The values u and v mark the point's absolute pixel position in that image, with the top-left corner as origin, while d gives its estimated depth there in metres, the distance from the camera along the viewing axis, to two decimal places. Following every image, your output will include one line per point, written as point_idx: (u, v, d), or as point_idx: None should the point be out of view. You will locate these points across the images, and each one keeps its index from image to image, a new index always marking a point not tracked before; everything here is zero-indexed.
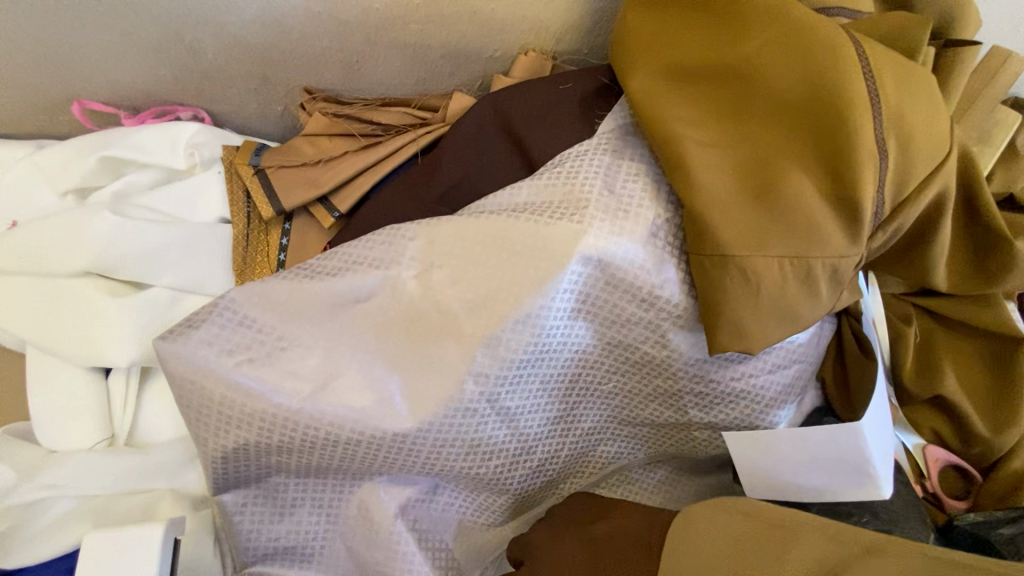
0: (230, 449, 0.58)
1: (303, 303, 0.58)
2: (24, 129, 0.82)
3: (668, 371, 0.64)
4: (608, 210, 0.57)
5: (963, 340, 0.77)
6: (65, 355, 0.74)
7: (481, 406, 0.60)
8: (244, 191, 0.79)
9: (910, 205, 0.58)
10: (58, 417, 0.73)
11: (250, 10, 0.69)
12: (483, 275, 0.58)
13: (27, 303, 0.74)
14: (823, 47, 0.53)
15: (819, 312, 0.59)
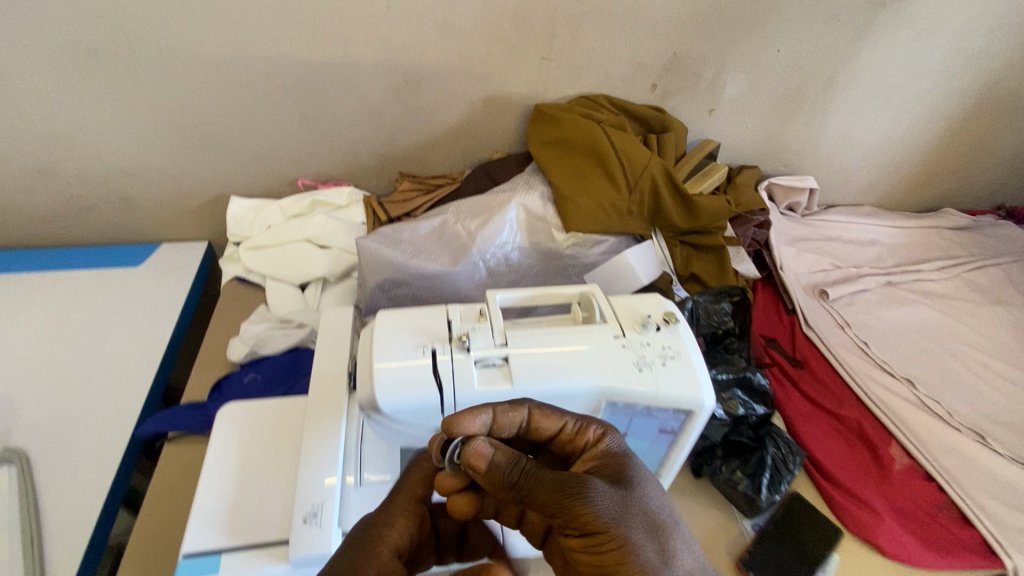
0: (381, 282, 1.42)
1: (410, 229, 1.49)
2: (271, 194, 1.82)
3: (558, 254, 1.52)
4: (526, 188, 1.52)
5: (704, 253, 1.65)
6: (290, 277, 1.60)
7: (480, 264, 1.46)
8: (372, 212, 1.71)
9: (639, 181, 1.52)
10: (283, 303, 1.57)
11: (385, 138, 1.73)
12: (480, 212, 1.49)
13: (274, 257, 1.64)
14: (590, 130, 1.53)
15: (612, 222, 1.52)
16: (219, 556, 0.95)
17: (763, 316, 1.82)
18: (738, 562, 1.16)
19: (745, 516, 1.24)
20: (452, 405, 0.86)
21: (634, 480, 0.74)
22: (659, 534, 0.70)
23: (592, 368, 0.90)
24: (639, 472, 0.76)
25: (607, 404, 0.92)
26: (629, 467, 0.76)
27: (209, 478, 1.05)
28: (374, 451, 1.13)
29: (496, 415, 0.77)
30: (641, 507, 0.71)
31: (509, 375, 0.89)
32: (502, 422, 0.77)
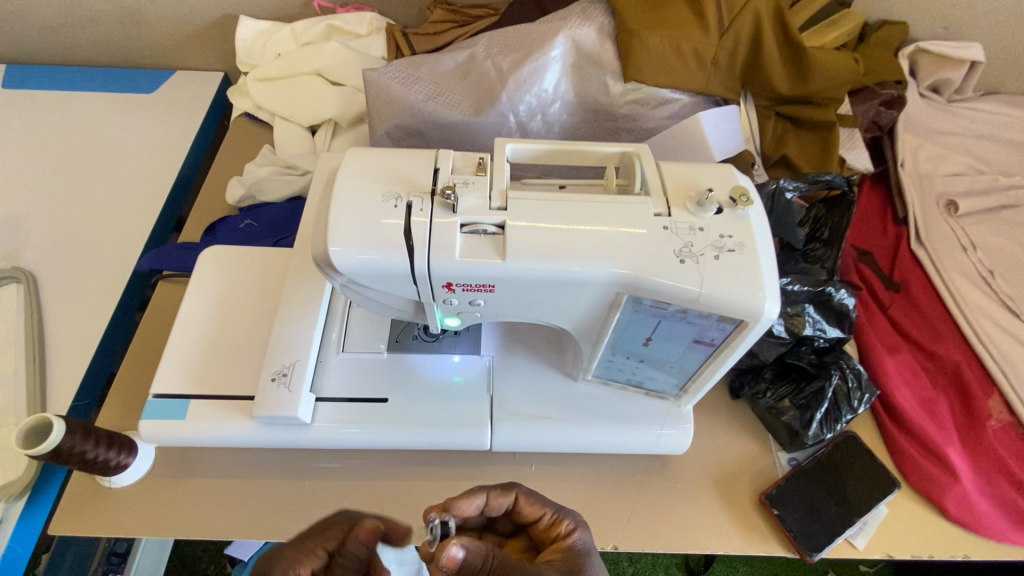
0: (390, 128, 1.19)
1: (428, 64, 1.20)
2: (285, 16, 1.55)
3: (611, 113, 1.20)
4: (582, 17, 1.15)
5: (805, 131, 1.26)
6: (298, 116, 1.40)
7: (510, 114, 1.16)
8: (395, 47, 1.42)
9: (736, 19, 1.13)
10: (289, 144, 1.38)
11: None
12: (518, 47, 1.16)
13: (283, 92, 1.43)
14: None
15: (688, 74, 1.16)
16: (189, 402, 0.90)
17: (862, 217, 1.45)
18: (760, 496, 1.01)
19: (783, 447, 1.05)
20: (427, 273, 0.67)
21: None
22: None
23: (616, 251, 0.67)
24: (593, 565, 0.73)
25: (629, 299, 0.70)
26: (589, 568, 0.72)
27: (184, 323, 0.97)
28: (359, 318, 0.99)
29: (488, 498, 0.74)
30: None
31: (503, 246, 0.67)
32: (494, 504, 0.75)
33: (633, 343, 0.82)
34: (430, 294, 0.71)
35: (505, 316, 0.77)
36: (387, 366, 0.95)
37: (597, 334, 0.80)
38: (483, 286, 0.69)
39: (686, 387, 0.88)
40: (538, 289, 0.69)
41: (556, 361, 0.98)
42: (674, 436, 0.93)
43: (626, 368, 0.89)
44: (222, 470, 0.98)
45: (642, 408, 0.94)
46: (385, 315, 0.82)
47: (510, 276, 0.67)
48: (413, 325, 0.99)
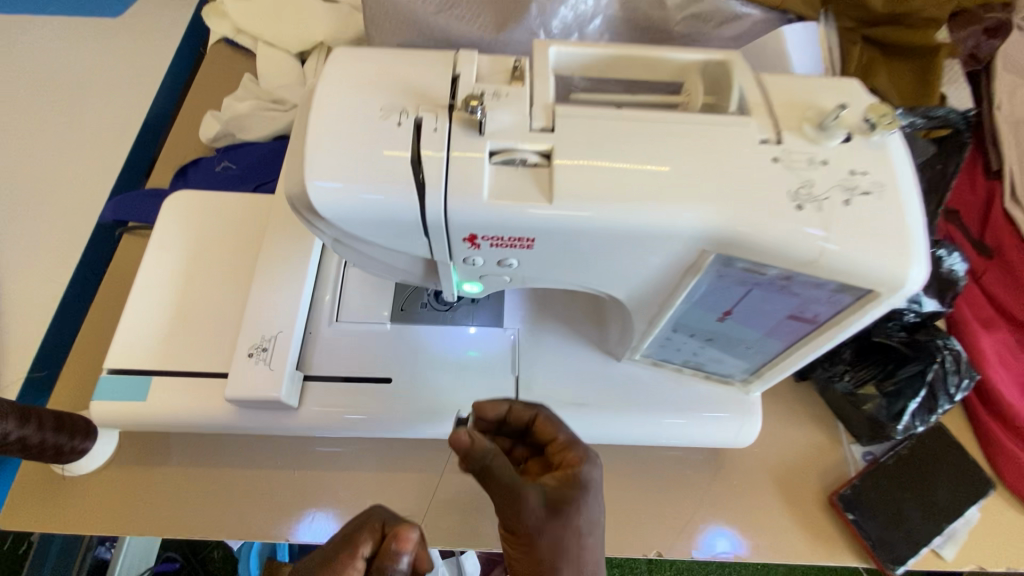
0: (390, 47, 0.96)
1: None
2: None
3: (665, 32, 0.99)
4: None
5: (900, 59, 1.02)
6: (284, 41, 1.17)
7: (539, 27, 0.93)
8: None
9: None
10: (273, 73, 1.16)
11: None
12: None
13: (266, 11, 1.20)
14: None
15: None
16: (149, 379, 0.74)
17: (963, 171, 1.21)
18: (831, 497, 0.86)
19: (858, 440, 0.89)
20: (442, 220, 0.49)
21: (585, 543, 0.53)
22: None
23: (707, 193, 0.48)
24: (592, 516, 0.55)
25: (717, 260, 0.52)
26: (585, 514, 0.54)
27: (143, 284, 0.79)
28: (356, 281, 0.81)
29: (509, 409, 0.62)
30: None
31: (549, 183, 0.48)
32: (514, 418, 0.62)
33: (705, 317, 0.64)
34: (446, 249, 0.53)
35: (544, 281, 0.59)
36: (390, 340, 0.78)
37: (660, 306, 0.62)
38: (519, 241, 0.51)
39: (761, 372, 0.71)
40: (594, 245, 0.51)
41: (595, 336, 0.80)
42: (738, 427, 0.77)
43: (687, 347, 0.72)
44: (195, 459, 0.83)
45: (700, 395, 0.77)
46: (388, 277, 0.65)
47: (558, 227, 0.49)
48: (421, 291, 0.81)
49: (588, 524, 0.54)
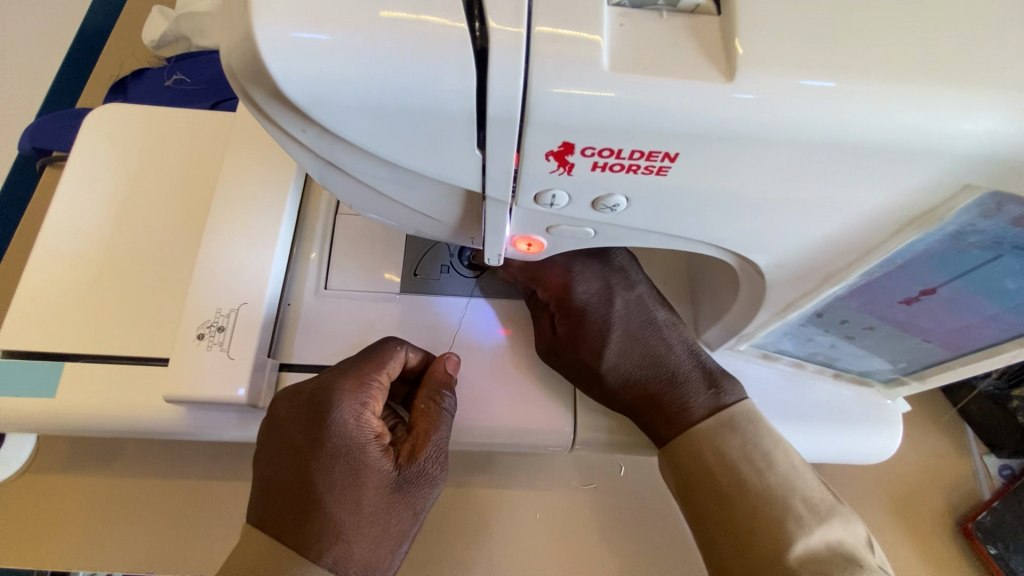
0: None
1: None
2: None
3: None
4: None
5: None
6: None
7: None
8: None
9: None
10: None
11: None
12: None
13: None
14: None
15: None
16: (61, 366, 0.52)
17: None
18: (964, 524, 0.67)
19: (995, 451, 0.69)
20: (516, 114, 0.26)
21: (631, 351, 0.50)
22: (682, 387, 0.48)
23: (1011, 76, 0.26)
24: (623, 322, 0.50)
25: (977, 203, 0.30)
26: (608, 328, 0.49)
27: (54, 231, 0.57)
28: (353, 234, 0.59)
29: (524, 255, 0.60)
30: (630, 385, 0.49)
31: (722, 47, 0.26)
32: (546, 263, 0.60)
33: (879, 301, 0.42)
34: (512, 174, 0.30)
35: (650, 233, 0.37)
36: (400, 315, 0.56)
37: (822, 279, 0.40)
38: (647, 160, 0.28)
39: (925, 375, 0.50)
40: (776, 171, 0.29)
41: (678, 317, 0.59)
42: (874, 442, 0.57)
43: (822, 339, 0.51)
44: (135, 470, 0.61)
45: (823, 400, 0.56)
46: (403, 224, 0.43)
47: (731, 133, 0.26)
48: (441, 250, 0.59)
49: (619, 333, 0.50)
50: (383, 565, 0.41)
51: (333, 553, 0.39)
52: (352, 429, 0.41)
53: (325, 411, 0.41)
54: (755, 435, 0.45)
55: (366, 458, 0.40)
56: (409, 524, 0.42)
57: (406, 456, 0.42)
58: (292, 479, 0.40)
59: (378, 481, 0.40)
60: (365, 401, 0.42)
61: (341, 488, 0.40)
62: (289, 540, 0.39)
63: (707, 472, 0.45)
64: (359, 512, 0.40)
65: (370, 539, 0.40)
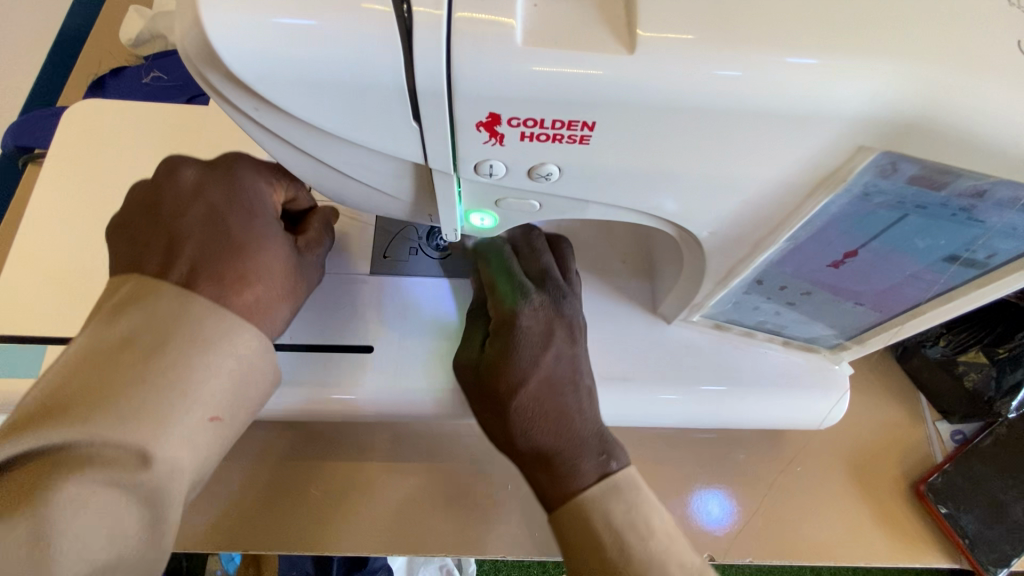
0: None
1: None
2: None
3: None
4: None
5: None
6: None
7: None
8: None
9: None
10: None
11: None
12: None
13: None
14: None
15: None
16: (44, 348, 0.54)
17: None
18: (917, 486, 0.70)
19: (947, 417, 0.72)
20: (443, 87, 0.29)
21: (543, 402, 0.47)
22: (581, 451, 0.46)
23: (888, 44, 0.29)
24: (549, 369, 0.48)
25: (873, 164, 0.33)
26: (531, 370, 0.47)
27: (35, 221, 0.59)
28: None
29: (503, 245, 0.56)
30: (530, 433, 0.47)
31: (628, 25, 0.29)
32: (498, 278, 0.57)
33: (809, 266, 0.46)
34: (448, 145, 0.33)
35: (590, 204, 0.40)
36: (369, 295, 0.59)
37: (753, 245, 0.43)
38: (569, 129, 0.31)
39: (864, 339, 0.54)
40: (688, 136, 0.32)
41: (637, 292, 0.62)
42: (823, 406, 0.60)
43: (766, 308, 0.54)
44: None
45: (774, 367, 0.59)
46: (363, 204, 0.45)
47: (638, 100, 0.29)
48: (410, 233, 0.61)
49: (538, 382, 0.47)
50: (285, 317, 0.45)
51: (252, 292, 0.42)
52: (263, 197, 0.45)
53: (238, 180, 0.44)
54: (639, 502, 0.45)
55: (276, 225, 0.45)
56: (303, 293, 0.47)
57: (302, 245, 0.48)
58: (199, 231, 0.42)
59: (285, 246, 0.45)
60: (275, 184, 0.47)
61: (257, 236, 0.43)
62: (203, 279, 0.40)
63: (591, 536, 0.44)
64: (272, 262, 0.44)
65: (281, 289, 0.44)
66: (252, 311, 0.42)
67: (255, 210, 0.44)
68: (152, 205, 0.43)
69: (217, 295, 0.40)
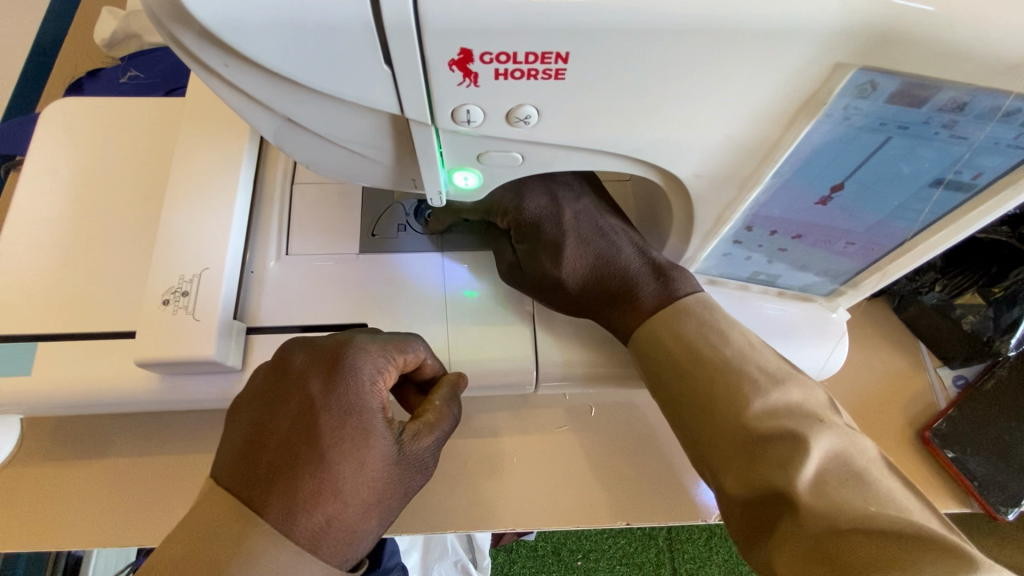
0: None
1: None
2: None
3: None
4: None
5: None
6: None
7: None
8: None
9: None
10: None
11: None
12: None
13: None
14: None
15: None
16: (33, 345, 0.53)
17: None
18: (922, 433, 0.70)
19: (948, 363, 0.72)
20: (411, 22, 0.29)
21: (586, 257, 0.51)
22: (639, 282, 0.49)
23: None
24: (576, 228, 0.52)
25: (853, 84, 0.33)
26: (559, 236, 0.52)
27: (22, 219, 0.58)
28: (309, 201, 0.61)
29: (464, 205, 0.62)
30: (593, 291, 0.51)
31: None
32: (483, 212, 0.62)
33: (798, 206, 0.45)
34: (422, 89, 0.32)
35: (573, 152, 0.40)
36: (360, 272, 0.58)
37: (740, 186, 0.43)
38: (543, 63, 0.31)
39: (859, 281, 0.54)
40: (663, 64, 0.32)
41: None
42: (825, 355, 0.59)
43: (758, 257, 0.54)
44: (117, 448, 0.61)
45: (773, 319, 0.59)
46: (346, 173, 0.45)
47: (608, 25, 0.29)
48: (397, 210, 0.61)
49: (573, 240, 0.52)
50: (366, 542, 0.37)
51: (324, 512, 0.35)
52: (366, 389, 0.38)
53: (346, 362, 0.39)
54: (711, 318, 0.46)
55: (377, 422, 0.38)
56: (399, 500, 0.38)
57: (410, 433, 0.40)
58: (289, 433, 0.37)
59: (382, 451, 0.37)
60: (380, 369, 0.40)
61: (346, 458, 0.36)
62: (278, 491, 0.35)
63: (664, 351, 0.46)
64: (356, 490, 0.36)
65: (361, 506, 0.36)
66: (322, 535, 0.35)
67: (352, 405, 0.37)
68: (275, 373, 0.40)
69: (292, 530, 0.34)
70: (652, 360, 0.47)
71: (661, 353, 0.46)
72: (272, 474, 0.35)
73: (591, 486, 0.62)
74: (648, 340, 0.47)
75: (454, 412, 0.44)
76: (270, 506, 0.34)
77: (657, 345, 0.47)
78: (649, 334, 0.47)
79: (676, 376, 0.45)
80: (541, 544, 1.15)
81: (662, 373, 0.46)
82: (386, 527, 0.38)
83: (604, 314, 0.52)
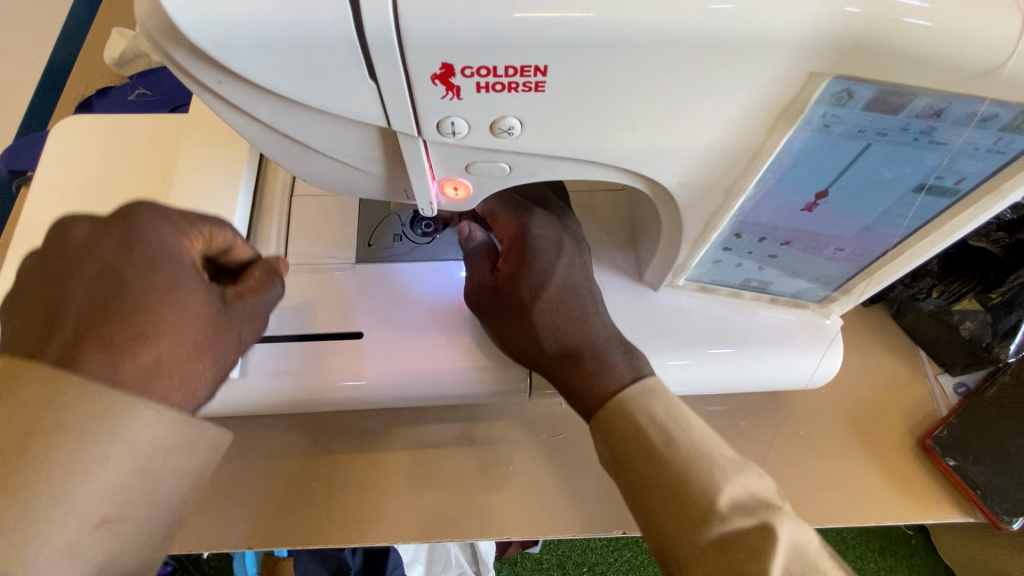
0: None
1: None
2: None
3: None
4: None
5: None
6: None
7: None
8: None
9: None
10: None
11: None
12: None
13: None
14: None
15: None
16: None
17: None
18: (923, 441, 0.69)
19: (948, 370, 0.72)
20: (394, 39, 0.30)
21: (563, 303, 0.51)
22: (610, 355, 0.49)
23: None
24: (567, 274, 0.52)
25: (829, 92, 0.34)
26: (553, 276, 0.51)
27: (29, 230, 0.60)
28: (308, 213, 0.62)
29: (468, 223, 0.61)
30: (555, 333, 0.50)
31: None
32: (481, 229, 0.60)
33: (784, 211, 0.45)
34: (406, 102, 0.33)
35: (557, 161, 0.40)
36: (356, 282, 0.59)
37: (725, 193, 0.43)
38: (522, 76, 0.32)
39: (852, 287, 0.54)
40: (639, 76, 0.33)
41: (622, 263, 0.62)
42: (819, 364, 0.59)
43: (749, 264, 0.54)
44: None
45: (767, 327, 0.59)
46: (338, 185, 0.46)
47: (583, 39, 0.30)
48: (394, 220, 0.62)
49: (553, 283, 0.52)
50: (203, 384, 0.38)
51: (149, 353, 0.35)
52: (172, 249, 0.37)
53: (143, 226, 0.37)
54: (678, 400, 0.45)
55: (189, 280, 0.37)
56: (230, 348, 0.40)
57: (232, 296, 0.40)
58: (87, 292, 0.35)
59: (198, 303, 0.37)
60: (186, 231, 0.39)
61: (160, 310, 0.36)
62: (86, 345, 0.34)
63: (637, 434, 0.43)
64: (184, 336, 0.37)
65: (185, 348, 0.37)
66: (150, 378, 0.35)
67: (160, 262, 0.36)
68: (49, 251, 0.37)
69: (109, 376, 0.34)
70: (619, 442, 0.44)
71: (631, 435, 0.43)
72: (77, 332, 0.34)
73: (586, 495, 0.62)
74: (615, 421, 0.45)
75: (281, 287, 0.44)
76: (79, 355, 0.33)
77: (631, 428, 0.44)
78: (620, 413, 0.45)
79: (645, 464, 0.42)
80: (545, 557, 1.14)
81: (629, 457, 0.43)
82: (224, 367, 0.40)
83: (565, 371, 0.50)
